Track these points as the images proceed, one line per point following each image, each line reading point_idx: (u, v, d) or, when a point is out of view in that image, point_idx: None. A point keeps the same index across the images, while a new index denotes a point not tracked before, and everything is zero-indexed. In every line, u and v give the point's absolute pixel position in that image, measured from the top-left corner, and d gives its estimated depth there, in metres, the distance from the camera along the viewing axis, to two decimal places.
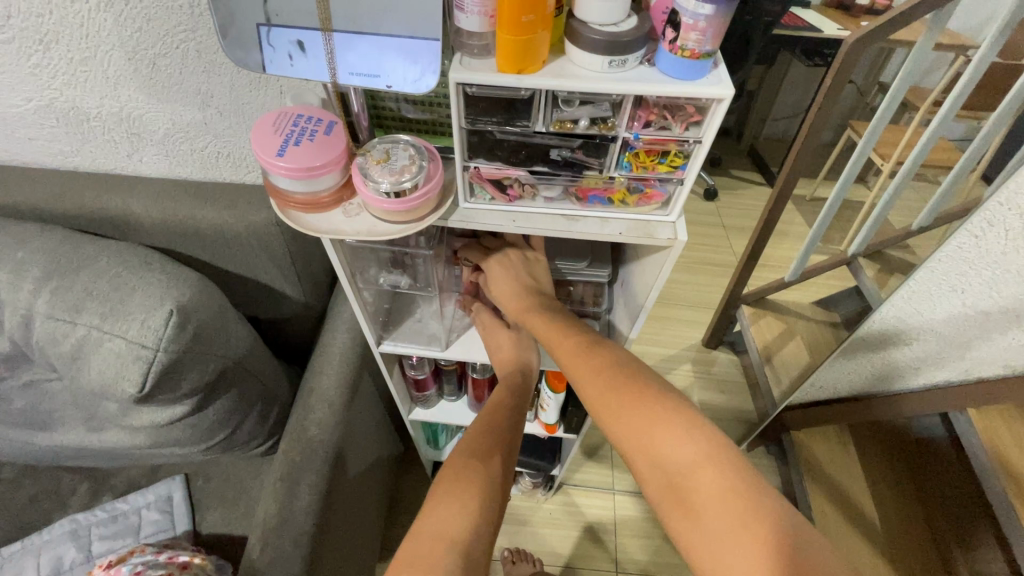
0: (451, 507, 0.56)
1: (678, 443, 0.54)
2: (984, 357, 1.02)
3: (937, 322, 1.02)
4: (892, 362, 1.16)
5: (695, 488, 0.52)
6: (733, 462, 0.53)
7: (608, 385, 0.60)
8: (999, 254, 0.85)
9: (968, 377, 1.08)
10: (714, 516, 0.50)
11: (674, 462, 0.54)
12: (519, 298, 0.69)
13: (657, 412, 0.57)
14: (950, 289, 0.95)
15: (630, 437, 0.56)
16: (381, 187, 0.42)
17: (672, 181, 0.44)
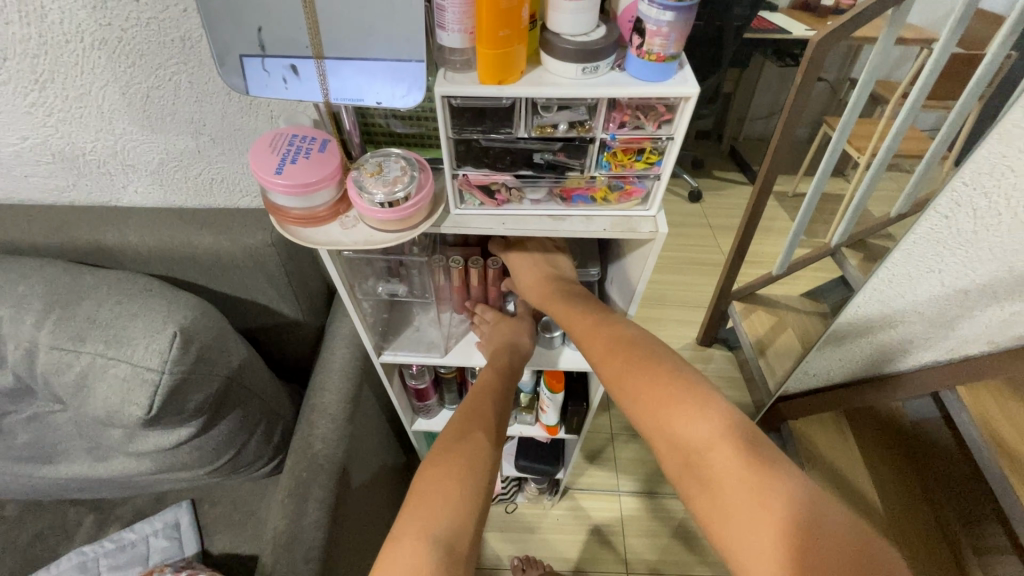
0: (439, 501, 0.57)
1: (693, 422, 0.56)
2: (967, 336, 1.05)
3: (920, 303, 1.05)
4: (879, 345, 1.20)
5: (710, 464, 0.54)
6: (746, 441, 0.55)
7: (624, 364, 0.62)
8: (969, 233, 0.89)
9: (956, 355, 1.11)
10: (730, 492, 0.53)
11: (689, 440, 0.56)
12: (544, 286, 0.70)
13: (673, 392, 0.58)
14: (929, 270, 0.99)
15: (648, 416, 0.59)
16: (375, 198, 0.44)
17: (649, 176, 0.46)
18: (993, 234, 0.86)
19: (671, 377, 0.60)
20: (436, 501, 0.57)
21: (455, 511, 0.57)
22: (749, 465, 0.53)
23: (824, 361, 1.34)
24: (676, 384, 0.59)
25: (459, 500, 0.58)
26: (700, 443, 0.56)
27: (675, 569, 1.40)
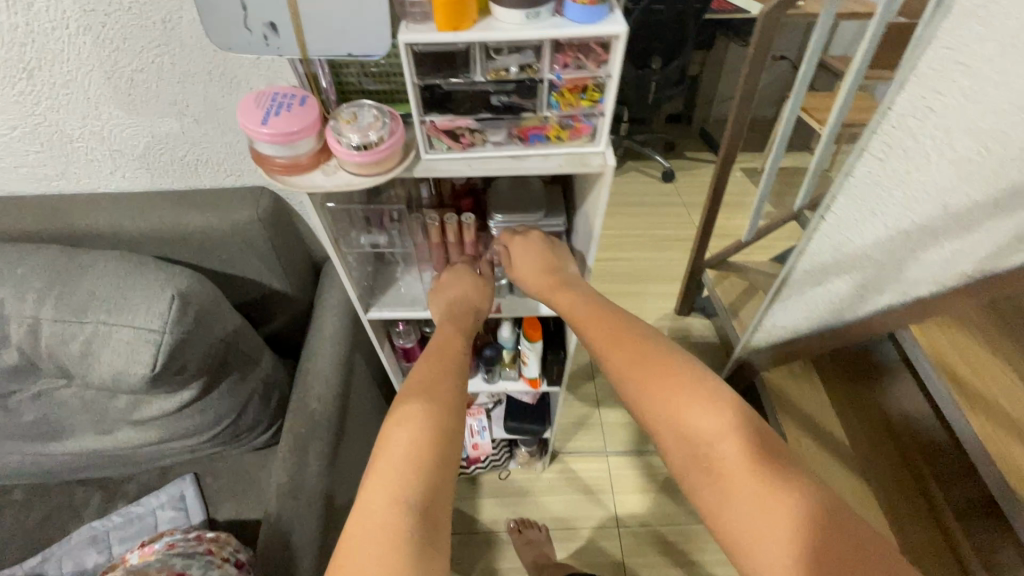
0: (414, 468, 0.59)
1: (703, 415, 0.61)
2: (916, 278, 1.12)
3: (868, 247, 1.13)
4: (836, 293, 1.28)
5: (719, 457, 0.59)
6: (753, 439, 0.60)
7: (638, 361, 0.67)
8: (902, 174, 0.98)
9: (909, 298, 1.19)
10: (735, 482, 0.57)
11: (699, 432, 0.61)
12: (546, 278, 0.76)
13: (685, 387, 0.64)
14: (871, 213, 1.08)
15: (659, 408, 0.64)
16: (352, 142, 0.50)
17: (594, 114, 0.53)
18: (921, 173, 0.95)
19: (682, 374, 0.65)
20: (413, 461, 0.59)
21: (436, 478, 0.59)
22: (755, 459, 0.58)
23: (789, 309, 1.42)
24: (688, 380, 0.64)
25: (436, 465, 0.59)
26: (710, 436, 0.61)
27: (663, 520, 1.47)
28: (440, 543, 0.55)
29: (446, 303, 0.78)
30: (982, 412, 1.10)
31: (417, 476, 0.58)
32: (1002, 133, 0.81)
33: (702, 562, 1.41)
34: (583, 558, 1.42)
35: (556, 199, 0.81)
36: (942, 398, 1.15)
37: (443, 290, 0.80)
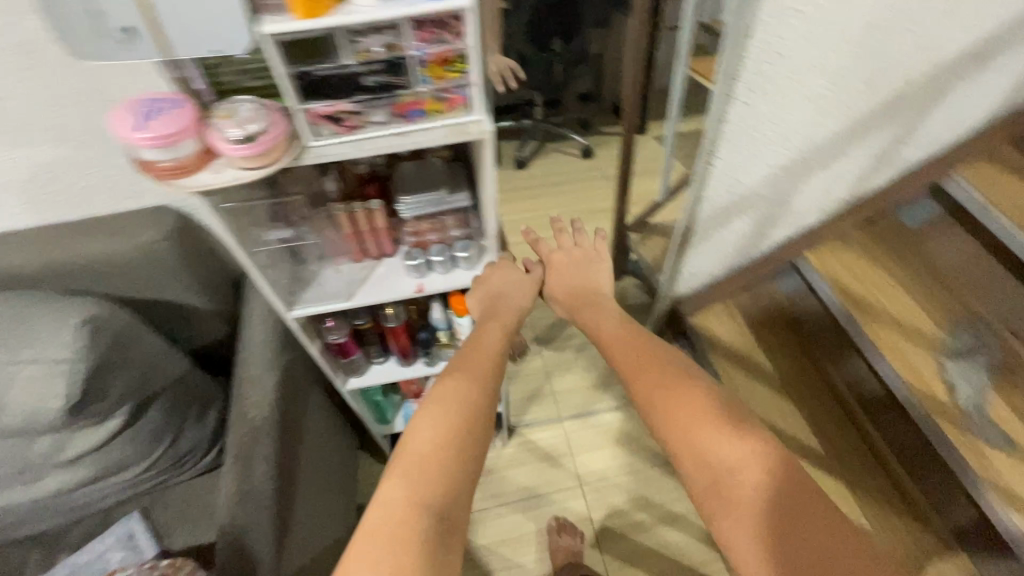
0: (435, 480, 0.62)
1: (724, 446, 0.65)
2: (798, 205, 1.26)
3: (756, 186, 1.25)
4: (737, 232, 1.40)
5: (736, 486, 0.62)
6: (776, 478, 0.62)
7: (666, 389, 0.72)
8: (769, 114, 1.08)
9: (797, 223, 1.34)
10: (751, 513, 0.60)
11: (719, 461, 0.64)
12: (578, 300, 0.97)
13: (708, 418, 0.68)
14: (752, 155, 1.18)
15: (680, 435, 0.68)
16: (233, 136, 0.52)
17: (465, 84, 0.57)
18: (783, 112, 1.06)
19: (707, 408, 0.69)
20: (433, 467, 0.63)
21: (453, 487, 0.63)
22: (771, 496, 0.61)
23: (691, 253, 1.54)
24: (712, 413, 0.68)
25: (456, 475, 0.64)
26: (730, 465, 0.63)
27: (621, 471, 1.56)
28: (454, 544, 0.59)
29: (489, 297, 0.85)
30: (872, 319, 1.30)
31: (438, 483, 0.62)
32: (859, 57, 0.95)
33: (661, 502, 1.51)
34: (553, 522, 1.48)
35: (457, 175, 0.85)
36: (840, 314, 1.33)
37: (484, 280, 0.86)
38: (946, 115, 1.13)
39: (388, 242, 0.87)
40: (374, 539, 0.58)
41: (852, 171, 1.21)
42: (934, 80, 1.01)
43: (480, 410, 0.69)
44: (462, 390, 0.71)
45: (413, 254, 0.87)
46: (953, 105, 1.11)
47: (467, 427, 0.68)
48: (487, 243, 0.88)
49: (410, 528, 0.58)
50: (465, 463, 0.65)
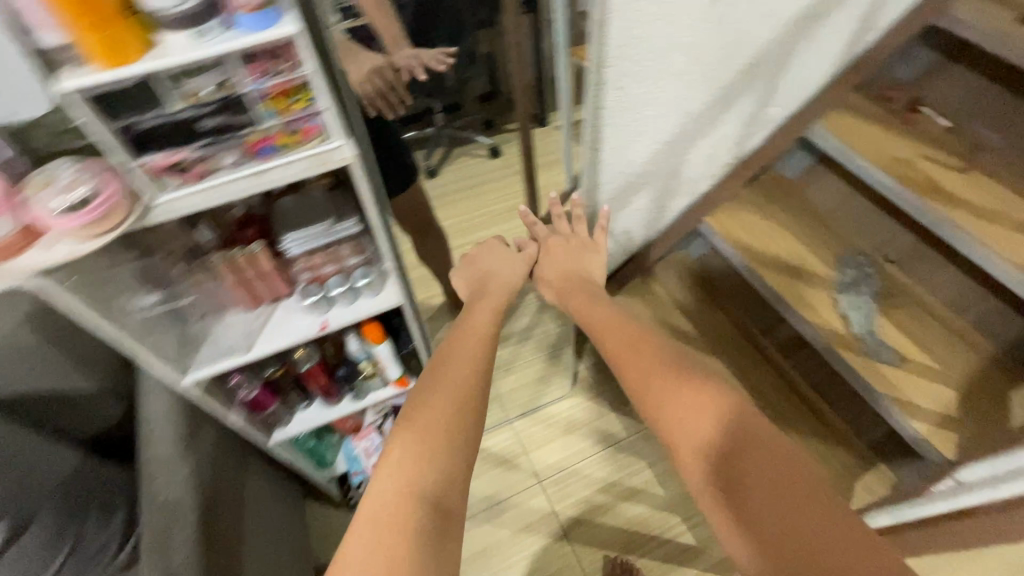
0: (425, 468, 0.76)
1: (700, 421, 0.73)
2: (680, 166, 1.35)
3: (643, 161, 1.28)
4: (635, 208, 1.43)
5: (708, 456, 0.70)
6: (745, 448, 0.69)
7: (654, 372, 0.82)
8: (643, 94, 1.10)
9: (682, 186, 1.41)
10: (721, 476, 0.68)
11: (696, 435, 0.73)
12: (574, 289, 1.15)
13: (688, 397, 0.76)
14: (637, 136, 1.20)
15: (664, 412, 0.77)
16: (58, 211, 0.56)
17: (313, 112, 0.65)
18: (656, 89, 1.10)
19: (690, 391, 0.77)
20: (422, 459, 0.77)
21: (444, 473, 0.77)
22: (737, 463, 0.68)
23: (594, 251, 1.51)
24: (696, 395, 0.76)
25: (446, 464, 0.77)
26: (706, 439, 0.71)
27: (576, 458, 1.60)
28: (448, 524, 0.72)
29: (473, 315, 1.03)
30: (781, 277, 1.37)
31: (429, 473, 0.76)
32: (712, 25, 1.02)
33: (619, 480, 1.55)
34: (520, 523, 1.50)
35: (341, 202, 0.82)
36: (759, 279, 1.38)
37: (466, 307, 1.03)
38: (796, 71, 1.27)
39: (281, 275, 0.84)
40: (369, 519, 0.71)
41: (728, 131, 1.33)
42: (775, 42, 1.15)
43: (466, 410, 0.84)
44: (451, 396, 0.85)
45: (311, 284, 0.84)
46: (798, 62, 1.25)
47: (457, 428, 0.81)
48: (387, 268, 0.86)
49: (404, 513, 0.71)
50: (453, 451, 0.79)
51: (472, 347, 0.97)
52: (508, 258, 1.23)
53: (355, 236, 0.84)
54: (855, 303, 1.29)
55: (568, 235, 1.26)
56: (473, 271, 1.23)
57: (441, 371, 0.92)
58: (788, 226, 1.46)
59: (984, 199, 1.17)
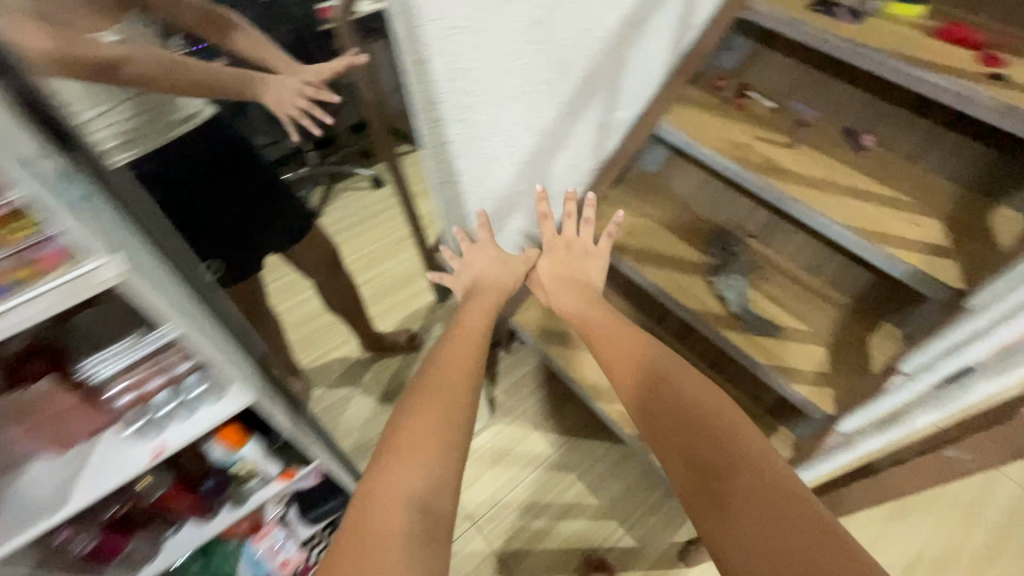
0: (420, 475, 0.93)
1: (741, 447, 0.93)
2: (541, 177, 1.36)
3: (506, 182, 1.27)
4: (509, 224, 1.42)
5: (729, 484, 0.89)
6: (766, 486, 0.87)
7: (676, 399, 1.03)
8: (486, 122, 1.08)
9: (548, 192, 1.43)
10: (738, 499, 0.87)
11: (721, 462, 0.92)
12: (577, 301, 1.32)
13: (725, 432, 0.96)
14: (492, 161, 1.18)
15: (694, 435, 0.97)
16: None
17: (46, 235, 0.75)
18: (498, 114, 1.08)
19: (726, 429, 0.96)
20: (423, 470, 0.94)
21: (436, 483, 0.93)
22: (760, 496, 0.86)
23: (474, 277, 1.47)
24: (731, 432, 0.95)
25: (432, 473, 0.94)
26: (730, 466, 0.91)
27: (505, 488, 1.58)
28: (437, 533, 0.88)
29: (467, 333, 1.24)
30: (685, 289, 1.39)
31: (422, 484, 0.92)
32: (536, 47, 1.01)
33: (550, 500, 1.56)
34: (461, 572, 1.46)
35: (138, 326, 0.97)
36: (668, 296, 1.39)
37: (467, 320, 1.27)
38: (631, 74, 1.31)
39: (90, 405, 0.96)
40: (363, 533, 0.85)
41: (580, 138, 1.35)
42: (604, 51, 1.17)
43: (456, 434, 1.00)
44: (436, 426, 1.00)
45: (136, 411, 1.00)
46: (631, 64, 1.29)
47: (447, 448, 0.98)
48: (214, 379, 1.03)
49: (395, 524, 0.86)
50: (441, 469, 0.95)
51: (455, 369, 1.14)
52: (505, 260, 1.39)
53: (161, 347, 0.95)
54: (727, 284, 1.35)
55: (570, 240, 1.41)
56: (471, 268, 1.40)
57: (434, 384, 1.09)
58: (657, 223, 1.50)
59: (814, 170, 1.28)
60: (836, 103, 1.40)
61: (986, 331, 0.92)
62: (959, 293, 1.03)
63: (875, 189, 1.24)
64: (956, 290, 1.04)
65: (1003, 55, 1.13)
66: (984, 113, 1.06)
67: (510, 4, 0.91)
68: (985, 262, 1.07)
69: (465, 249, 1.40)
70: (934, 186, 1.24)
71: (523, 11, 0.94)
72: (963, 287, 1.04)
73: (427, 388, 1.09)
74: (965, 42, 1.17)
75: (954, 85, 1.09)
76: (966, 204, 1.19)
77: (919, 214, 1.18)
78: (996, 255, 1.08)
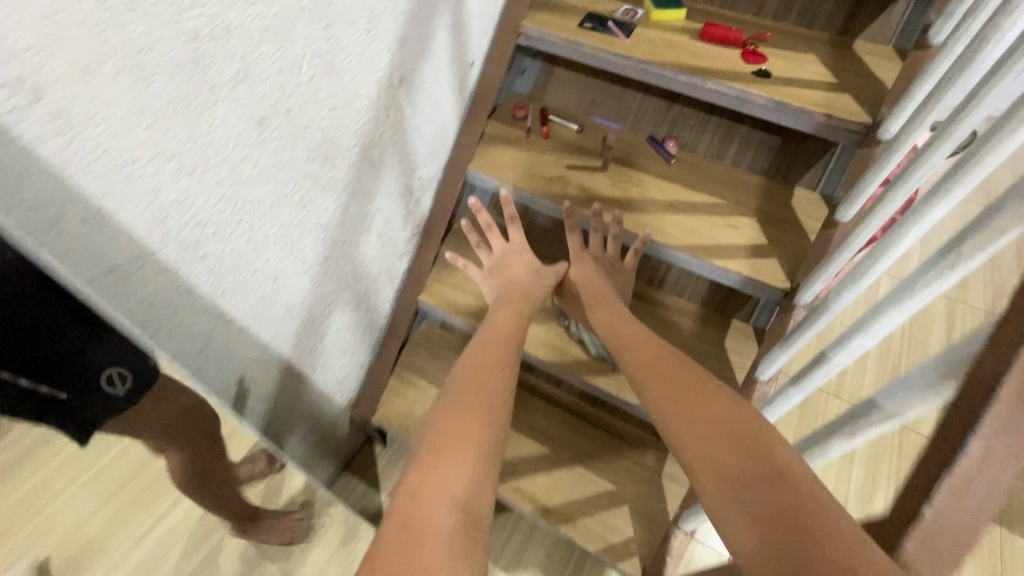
0: (448, 469, 0.69)
1: (782, 450, 0.70)
2: (350, 269, 1.16)
3: (305, 294, 1.04)
4: (330, 330, 1.19)
5: (767, 479, 0.66)
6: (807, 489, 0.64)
7: (694, 396, 0.83)
8: (243, 246, 0.85)
9: (367, 279, 1.23)
10: (783, 494, 0.63)
11: (769, 461, 0.68)
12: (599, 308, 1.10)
13: (758, 435, 0.73)
14: (275, 282, 0.95)
15: (729, 429, 0.75)
16: None
17: None
18: (256, 232, 0.86)
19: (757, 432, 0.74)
20: (459, 459, 0.71)
21: (467, 481, 0.69)
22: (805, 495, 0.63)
23: (305, 397, 1.23)
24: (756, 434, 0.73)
25: (465, 470, 0.70)
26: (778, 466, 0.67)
27: None
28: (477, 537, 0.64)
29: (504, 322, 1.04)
30: (558, 350, 1.27)
31: (453, 481, 0.68)
32: (277, 140, 0.81)
33: None
34: None
35: None
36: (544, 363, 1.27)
37: (509, 307, 1.09)
38: (420, 129, 1.16)
39: None
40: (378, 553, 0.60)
41: (384, 210, 1.17)
42: (371, 121, 1.00)
43: (493, 421, 0.78)
44: (476, 415, 0.79)
45: None
46: (416, 119, 1.13)
47: (479, 446, 0.74)
48: None
49: (433, 525, 0.63)
50: (480, 454, 0.72)
51: (486, 365, 0.90)
52: (538, 270, 1.21)
53: None
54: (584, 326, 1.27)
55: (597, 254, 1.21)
56: (499, 276, 1.21)
57: (460, 370, 0.89)
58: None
59: (634, 192, 1.24)
60: (633, 115, 1.38)
61: (810, 374, 0.81)
62: (791, 291, 1.06)
63: (693, 198, 1.23)
64: (788, 286, 1.07)
65: (765, 51, 1.16)
66: (766, 112, 1.08)
67: (212, 108, 0.70)
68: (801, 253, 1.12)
69: (499, 246, 1.26)
70: (740, 181, 1.27)
71: (239, 111, 0.73)
72: (792, 282, 1.07)
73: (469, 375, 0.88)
74: (731, 41, 1.18)
75: (734, 89, 1.09)
76: (770, 194, 1.24)
77: (737, 216, 1.19)
78: (806, 244, 1.13)
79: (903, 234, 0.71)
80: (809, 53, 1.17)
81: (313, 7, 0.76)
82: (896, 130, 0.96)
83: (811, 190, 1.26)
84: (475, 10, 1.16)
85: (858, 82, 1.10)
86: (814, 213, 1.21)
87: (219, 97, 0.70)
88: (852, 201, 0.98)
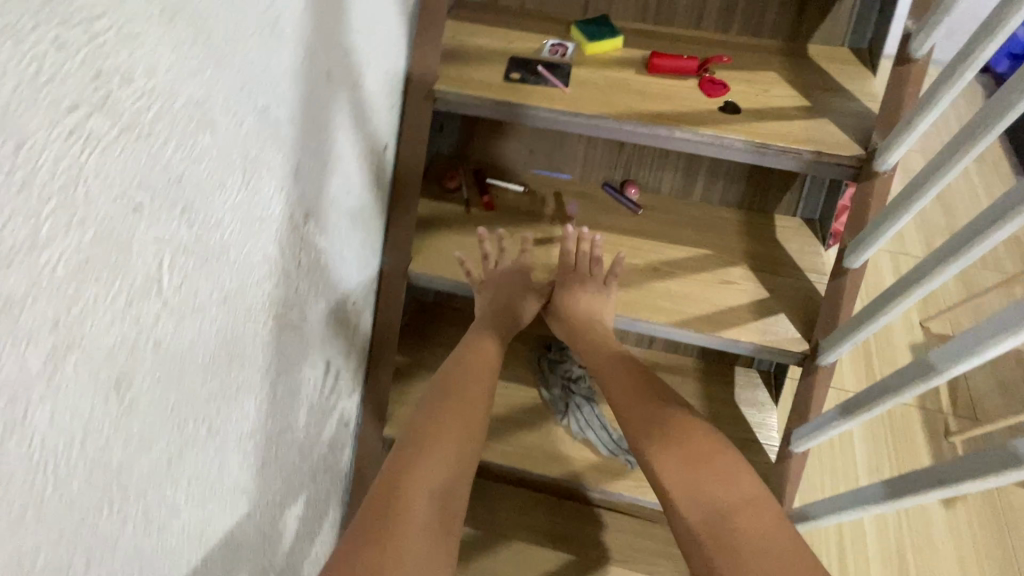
0: (425, 474, 0.75)
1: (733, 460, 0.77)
2: (296, 451, 0.90)
3: (247, 520, 0.78)
4: (289, 528, 0.93)
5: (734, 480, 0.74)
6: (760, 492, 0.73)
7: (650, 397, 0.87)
8: (144, 542, 0.58)
9: (317, 446, 0.97)
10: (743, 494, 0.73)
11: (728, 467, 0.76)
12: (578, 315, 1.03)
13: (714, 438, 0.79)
14: (202, 541, 0.68)
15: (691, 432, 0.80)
16: None
17: None
18: (157, 514, 0.59)
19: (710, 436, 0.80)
20: (435, 462, 0.76)
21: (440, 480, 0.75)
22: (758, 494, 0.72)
23: None
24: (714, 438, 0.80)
25: (443, 472, 0.76)
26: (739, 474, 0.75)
27: None
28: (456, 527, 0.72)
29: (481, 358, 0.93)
30: (564, 457, 1.09)
31: (428, 482, 0.74)
32: (154, 387, 0.54)
33: None
34: None
35: None
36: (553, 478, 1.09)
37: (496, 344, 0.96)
38: (343, 250, 0.90)
39: None
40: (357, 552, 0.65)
41: (321, 360, 0.91)
42: (280, 284, 0.73)
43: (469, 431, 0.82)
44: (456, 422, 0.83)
45: None
46: (334, 243, 0.87)
47: (459, 452, 0.79)
48: None
49: (410, 521, 0.69)
50: (456, 454, 0.79)
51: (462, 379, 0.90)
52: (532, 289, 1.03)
53: None
54: (586, 423, 1.11)
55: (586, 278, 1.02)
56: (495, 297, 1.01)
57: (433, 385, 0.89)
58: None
59: (610, 260, 1.07)
60: (581, 162, 1.20)
61: (910, 489, 0.68)
62: (811, 353, 0.95)
63: (675, 253, 1.08)
64: (808, 346, 0.95)
65: (725, 76, 1.00)
66: (747, 156, 0.93)
67: (28, 419, 0.42)
68: (806, 300, 1.01)
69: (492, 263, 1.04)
70: (716, 220, 1.13)
71: (78, 394, 0.46)
72: (810, 342, 0.96)
73: (445, 405, 0.84)
74: (685, 70, 1.01)
75: (708, 136, 0.92)
76: (752, 230, 1.12)
77: (727, 267, 1.06)
78: (807, 286, 1.03)
79: (985, 350, 0.58)
80: (770, 70, 1.02)
81: (154, 195, 0.49)
82: (894, 164, 0.87)
83: (791, 214, 1.15)
84: (375, 87, 0.90)
85: (831, 100, 0.97)
86: (801, 244, 1.10)
87: (36, 400, 0.42)
88: (865, 250, 0.87)
